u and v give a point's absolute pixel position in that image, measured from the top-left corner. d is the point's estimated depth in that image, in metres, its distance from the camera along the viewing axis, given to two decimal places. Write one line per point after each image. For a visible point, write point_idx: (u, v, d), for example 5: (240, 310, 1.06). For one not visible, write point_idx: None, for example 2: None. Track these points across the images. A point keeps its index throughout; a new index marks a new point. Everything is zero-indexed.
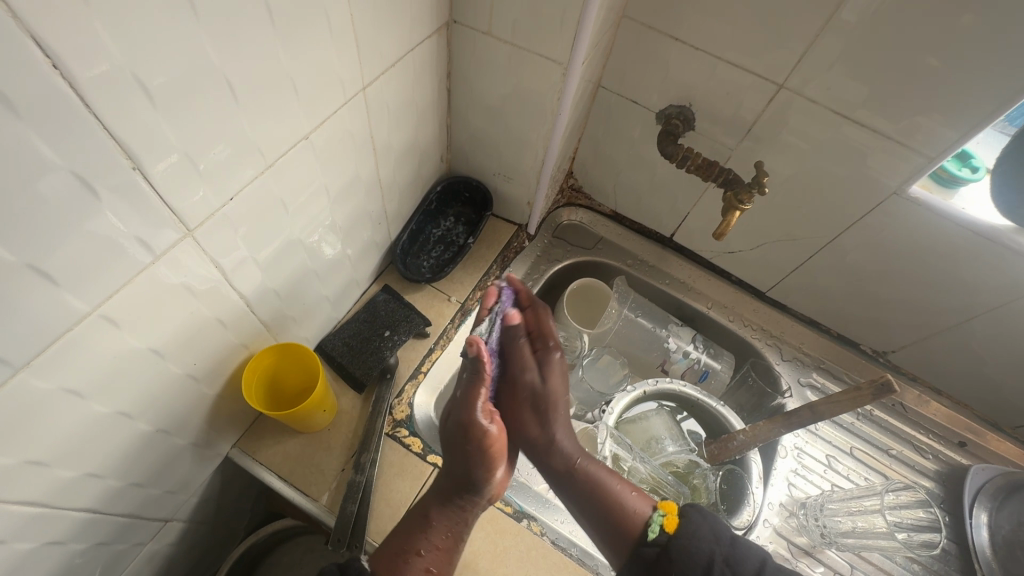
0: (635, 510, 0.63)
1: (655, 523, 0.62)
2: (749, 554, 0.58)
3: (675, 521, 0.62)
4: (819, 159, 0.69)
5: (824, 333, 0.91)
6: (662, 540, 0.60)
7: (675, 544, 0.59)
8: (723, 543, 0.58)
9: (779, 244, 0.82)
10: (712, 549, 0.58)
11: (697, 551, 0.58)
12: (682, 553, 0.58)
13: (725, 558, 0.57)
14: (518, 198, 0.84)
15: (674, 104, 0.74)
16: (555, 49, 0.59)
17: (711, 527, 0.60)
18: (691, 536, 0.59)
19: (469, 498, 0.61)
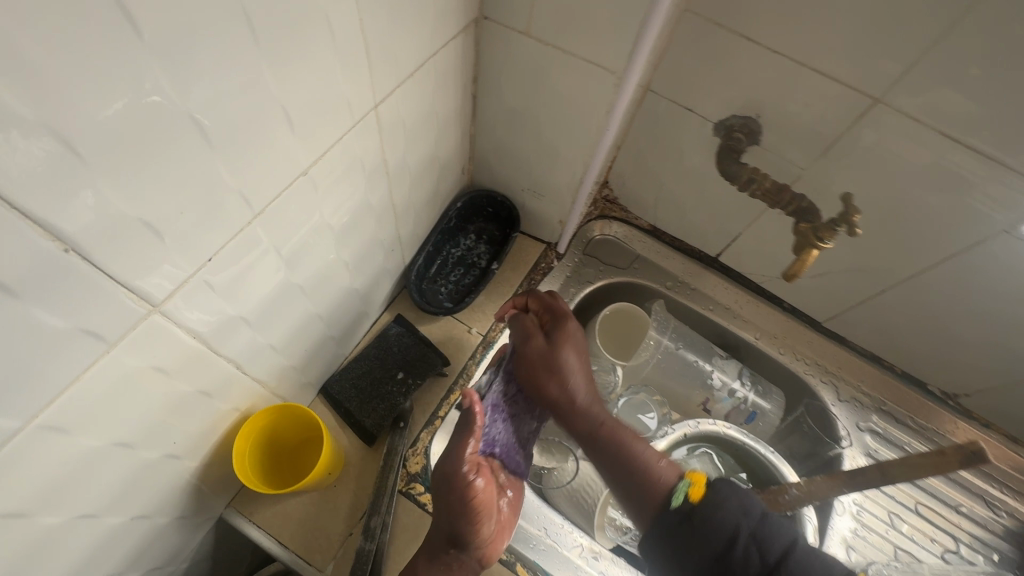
0: (661, 475, 0.52)
1: (679, 490, 0.50)
2: (781, 533, 0.45)
3: (701, 491, 0.49)
4: (912, 186, 0.58)
5: (886, 370, 0.81)
6: (682, 509, 0.48)
7: (698, 519, 0.47)
8: (752, 518, 0.46)
9: (846, 274, 0.72)
10: (738, 522, 0.46)
11: (724, 521, 0.46)
12: (706, 523, 0.46)
13: (753, 538, 0.45)
14: (548, 216, 0.74)
15: (737, 114, 0.63)
16: (607, 54, 0.48)
17: (739, 501, 0.47)
18: (716, 508, 0.47)
19: (459, 555, 0.52)
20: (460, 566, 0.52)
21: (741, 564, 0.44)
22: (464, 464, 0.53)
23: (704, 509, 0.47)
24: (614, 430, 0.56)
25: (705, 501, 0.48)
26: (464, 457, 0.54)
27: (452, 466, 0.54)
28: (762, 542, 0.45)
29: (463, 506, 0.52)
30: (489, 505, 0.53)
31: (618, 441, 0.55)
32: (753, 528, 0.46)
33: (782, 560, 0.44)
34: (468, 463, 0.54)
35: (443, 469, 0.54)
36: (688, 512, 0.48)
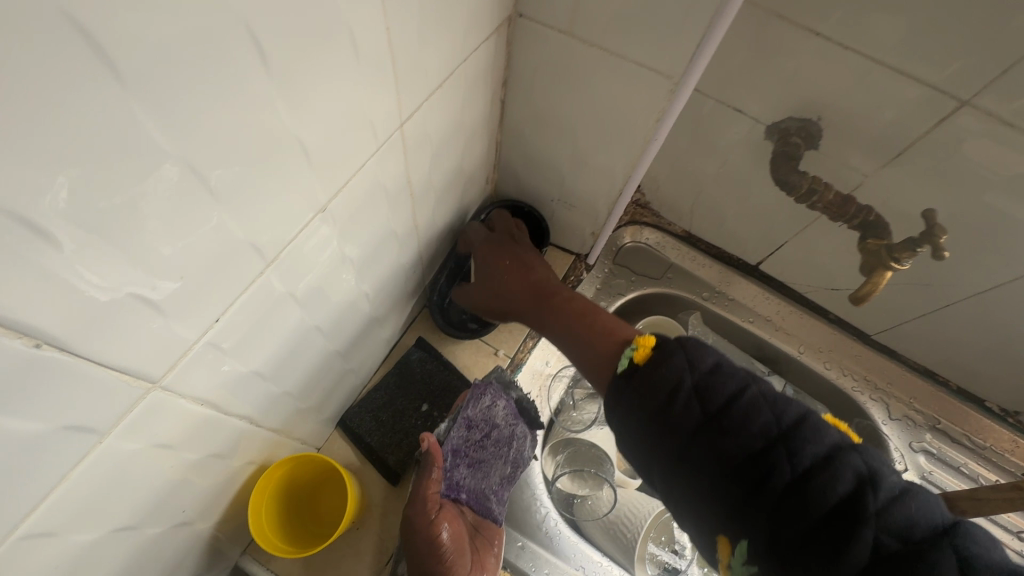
0: (609, 337, 0.45)
1: (624, 356, 0.41)
2: (731, 382, 0.35)
3: (647, 352, 0.39)
4: (998, 200, 0.52)
5: (941, 386, 0.75)
6: (625, 374, 0.40)
7: (637, 381, 0.38)
8: (698, 370, 0.36)
9: (904, 288, 0.66)
10: (678, 372, 0.36)
11: (662, 376, 0.37)
12: (647, 381, 0.37)
13: (697, 390, 0.36)
14: (579, 227, 0.68)
15: (795, 116, 0.56)
16: (662, 58, 0.42)
17: (683, 351, 0.37)
18: (658, 364, 0.37)
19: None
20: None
21: (681, 419, 0.35)
22: (429, 509, 0.51)
23: (646, 366, 0.38)
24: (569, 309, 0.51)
25: (651, 360, 0.38)
26: (425, 502, 0.51)
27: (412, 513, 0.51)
28: (708, 395, 0.35)
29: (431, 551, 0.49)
30: (458, 548, 0.49)
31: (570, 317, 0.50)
32: (700, 382, 0.36)
33: (732, 407, 0.34)
34: (432, 509, 0.51)
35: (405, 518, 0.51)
36: (632, 373, 0.39)
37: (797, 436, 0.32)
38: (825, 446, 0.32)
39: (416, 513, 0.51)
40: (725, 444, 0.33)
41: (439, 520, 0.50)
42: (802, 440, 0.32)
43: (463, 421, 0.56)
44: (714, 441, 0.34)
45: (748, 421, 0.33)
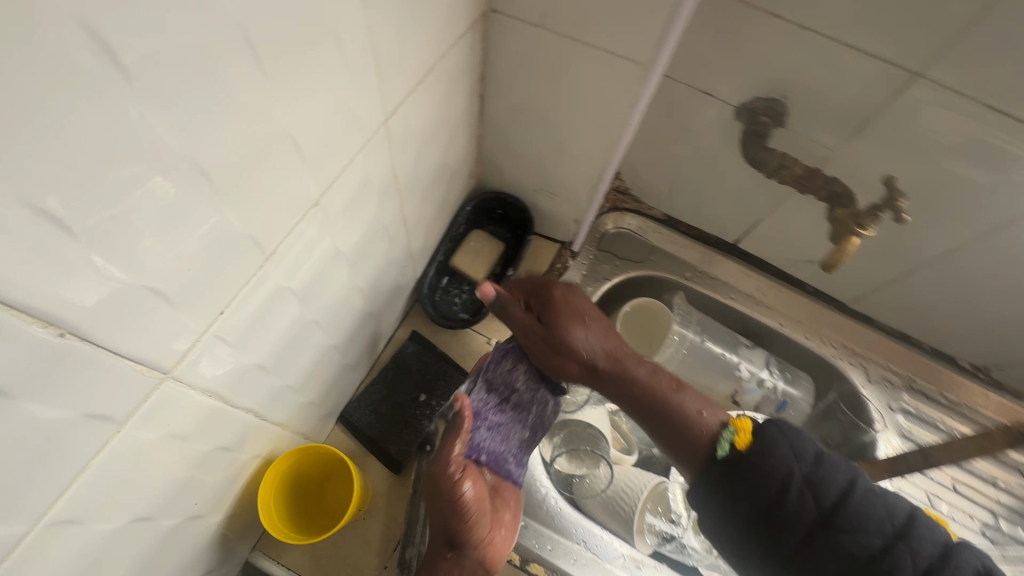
0: (699, 420, 0.48)
1: (724, 439, 0.45)
2: (837, 476, 0.42)
3: (749, 439, 0.45)
4: (955, 164, 0.55)
5: (915, 348, 0.79)
6: (732, 460, 0.44)
7: (746, 467, 0.43)
8: (806, 462, 0.42)
9: (874, 255, 0.69)
10: (790, 465, 0.42)
11: (772, 471, 0.42)
12: (758, 472, 0.42)
13: (807, 482, 0.41)
14: (563, 215, 0.70)
15: (761, 96, 0.59)
16: (630, 45, 0.44)
17: (791, 442, 0.43)
18: (767, 455, 0.42)
19: (456, 561, 0.49)
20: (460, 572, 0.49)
21: (799, 513, 0.41)
22: (451, 466, 0.51)
23: (755, 455, 0.43)
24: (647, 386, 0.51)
25: (757, 448, 0.43)
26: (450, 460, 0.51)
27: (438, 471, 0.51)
28: (821, 489, 0.41)
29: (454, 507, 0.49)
30: (481, 506, 0.50)
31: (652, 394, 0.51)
32: (811, 476, 0.42)
33: (841, 501, 0.40)
34: (453, 467, 0.51)
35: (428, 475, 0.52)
36: (739, 460, 0.44)
37: (893, 527, 0.39)
38: (931, 541, 0.39)
39: (441, 471, 0.50)
40: (829, 535, 0.40)
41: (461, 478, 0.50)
42: (899, 533, 0.39)
43: (483, 383, 0.57)
44: (822, 535, 0.40)
45: (865, 520, 0.40)
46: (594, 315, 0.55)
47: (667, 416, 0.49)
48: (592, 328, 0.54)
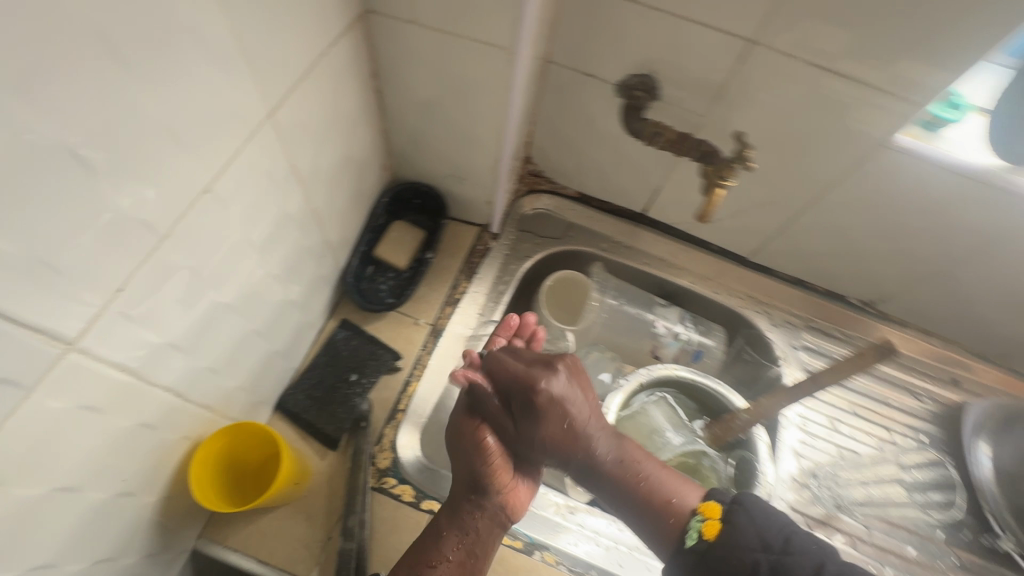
0: (675, 511, 0.56)
1: (694, 529, 0.55)
2: (795, 573, 0.49)
3: (716, 528, 0.54)
4: (801, 118, 0.62)
5: (811, 291, 0.87)
6: (700, 547, 0.54)
7: (715, 556, 0.53)
8: (774, 551, 0.51)
9: (758, 209, 0.77)
10: (757, 558, 0.51)
11: (740, 562, 0.51)
12: (726, 562, 0.52)
13: (774, 571, 0.50)
14: (475, 198, 0.75)
15: (634, 73, 0.66)
16: (493, 32, 0.50)
17: (759, 532, 0.52)
18: (735, 547, 0.52)
19: (479, 504, 0.58)
20: (482, 514, 0.58)
21: None
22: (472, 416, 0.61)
23: (720, 545, 0.53)
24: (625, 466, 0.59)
25: (721, 539, 0.53)
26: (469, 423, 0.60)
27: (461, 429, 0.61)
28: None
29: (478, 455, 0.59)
30: (499, 461, 0.59)
31: (629, 475, 0.59)
32: (777, 565, 0.50)
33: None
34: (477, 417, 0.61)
35: (453, 423, 0.62)
36: (705, 549, 0.54)
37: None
38: None
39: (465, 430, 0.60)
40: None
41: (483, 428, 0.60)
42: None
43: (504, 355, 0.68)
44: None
45: None
46: (589, 416, 0.60)
47: (648, 509, 0.57)
48: (588, 428, 0.59)
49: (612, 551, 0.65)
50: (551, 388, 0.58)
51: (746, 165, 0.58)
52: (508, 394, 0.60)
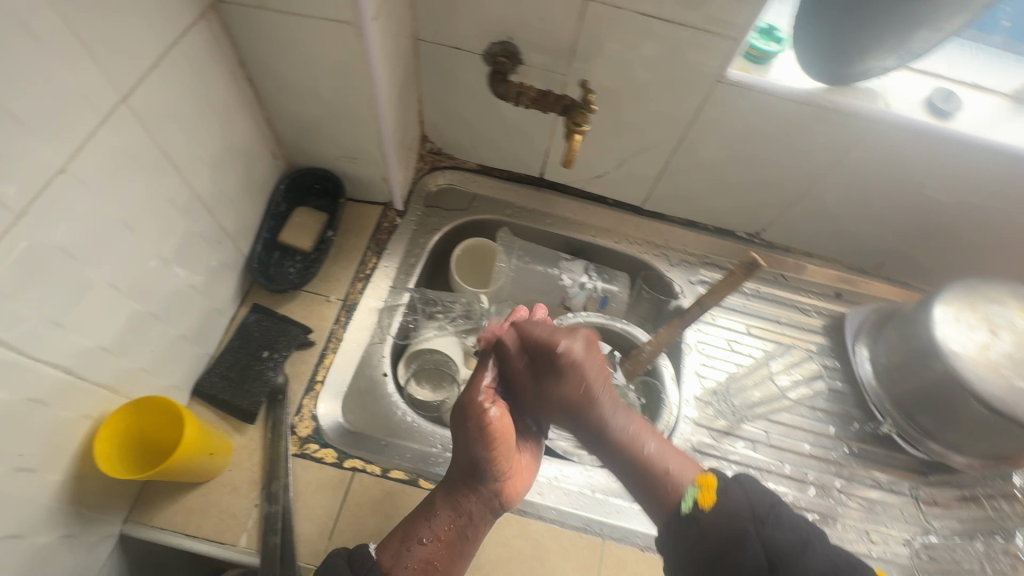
0: (676, 485, 0.59)
1: (690, 496, 0.57)
2: (779, 539, 0.52)
3: (711, 497, 0.57)
4: (646, 65, 0.69)
5: (702, 230, 0.94)
6: (695, 516, 0.56)
7: (705, 525, 0.55)
8: (762, 521, 0.54)
9: (636, 157, 0.83)
10: (745, 528, 0.53)
11: (729, 529, 0.54)
12: (717, 528, 0.54)
13: (760, 535, 0.53)
14: (371, 176, 0.79)
15: (495, 41, 0.71)
16: (336, 8, 0.54)
17: (751, 504, 0.55)
18: (726, 514, 0.55)
19: (474, 488, 0.61)
20: (476, 498, 0.61)
21: (748, 558, 0.52)
22: (480, 394, 0.62)
23: (712, 514, 0.56)
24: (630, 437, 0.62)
25: (713, 507, 0.56)
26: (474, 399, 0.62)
27: (466, 404, 0.62)
28: (771, 539, 0.52)
29: (482, 435, 0.61)
30: (499, 442, 0.61)
31: (634, 445, 0.62)
32: (762, 530, 0.53)
33: (782, 552, 0.51)
34: (483, 395, 0.62)
35: (460, 400, 0.64)
36: (699, 517, 0.56)
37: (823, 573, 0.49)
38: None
39: (472, 407, 0.62)
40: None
41: (489, 405, 0.62)
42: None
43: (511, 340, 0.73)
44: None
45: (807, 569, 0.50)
46: (600, 379, 0.62)
47: (648, 482, 0.60)
48: (597, 398, 0.62)
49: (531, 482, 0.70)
50: (573, 351, 0.62)
51: (592, 110, 0.64)
52: (536, 356, 0.63)
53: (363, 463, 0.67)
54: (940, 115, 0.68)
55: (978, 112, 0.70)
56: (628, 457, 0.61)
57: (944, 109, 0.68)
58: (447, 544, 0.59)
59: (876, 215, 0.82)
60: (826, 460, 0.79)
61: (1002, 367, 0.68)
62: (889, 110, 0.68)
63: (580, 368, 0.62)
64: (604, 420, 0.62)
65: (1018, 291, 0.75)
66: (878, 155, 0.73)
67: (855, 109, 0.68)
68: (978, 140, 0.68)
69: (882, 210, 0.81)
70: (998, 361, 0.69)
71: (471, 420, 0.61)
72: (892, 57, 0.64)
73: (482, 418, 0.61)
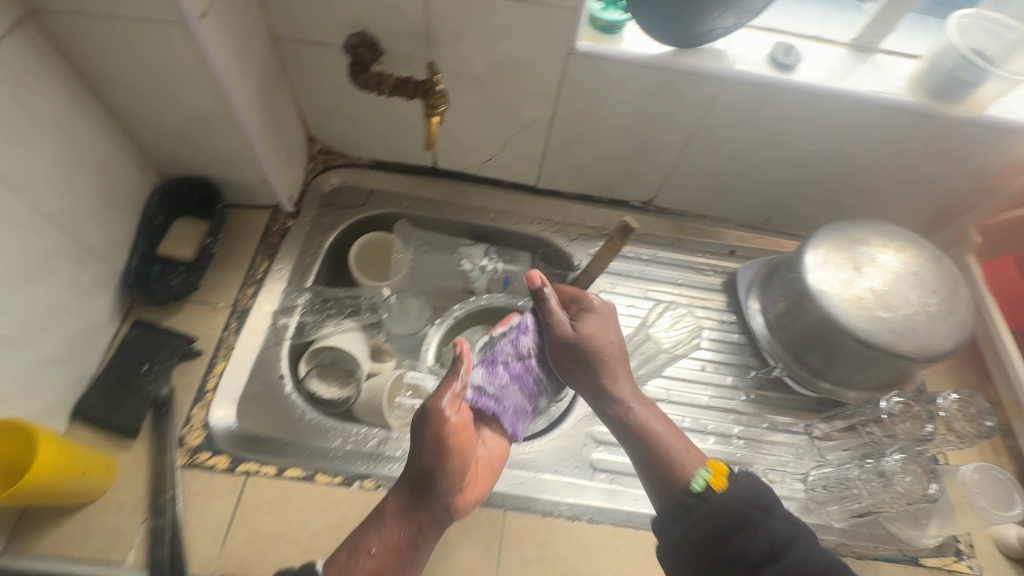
0: (686, 464, 0.59)
1: (700, 478, 0.57)
2: (783, 528, 0.53)
3: (722, 481, 0.56)
4: (501, 44, 0.70)
5: (598, 204, 0.96)
6: (704, 495, 0.56)
7: (717, 505, 0.55)
8: (768, 513, 0.54)
9: (518, 137, 0.85)
10: (752, 515, 0.54)
11: (738, 514, 0.54)
12: (726, 510, 0.54)
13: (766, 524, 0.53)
14: (249, 180, 0.79)
15: (352, 33, 0.71)
16: (157, 8, 0.54)
17: (756, 494, 0.56)
18: (737, 500, 0.55)
19: (430, 501, 0.59)
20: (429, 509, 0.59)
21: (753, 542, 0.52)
22: (444, 400, 0.59)
23: (724, 497, 0.55)
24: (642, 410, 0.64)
25: (723, 492, 0.55)
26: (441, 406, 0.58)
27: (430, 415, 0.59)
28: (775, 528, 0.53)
29: (438, 445, 0.58)
30: (459, 452, 0.59)
31: (646, 417, 0.64)
32: (767, 516, 0.54)
33: (784, 539, 0.53)
34: (445, 403, 0.59)
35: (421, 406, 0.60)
36: (709, 497, 0.56)
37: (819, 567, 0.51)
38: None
39: (435, 416, 0.58)
40: (770, 568, 0.51)
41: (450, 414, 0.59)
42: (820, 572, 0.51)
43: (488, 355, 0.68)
44: (766, 564, 0.52)
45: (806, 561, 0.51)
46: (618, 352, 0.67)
47: (659, 455, 0.60)
48: (618, 370, 0.66)
49: None
50: (597, 320, 0.67)
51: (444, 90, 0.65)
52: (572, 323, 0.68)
53: (257, 466, 0.66)
54: (783, 69, 0.72)
55: (820, 64, 0.73)
56: (638, 432, 0.63)
57: (785, 63, 0.71)
58: (394, 553, 0.57)
59: (750, 171, 0.86)
60: (727, 410, 0.82)
61: (866, 301, 0.72)
62: (735, 68, 0.71)
63: (605, 331, 0.67)
64: (618, 393, 0.65)
65: (881, 229, 0.79)
66: (736, 112, 0.76)
67: (702, 70, 0.71)
68: (820, 89, 0.72)
69: (755, 165, 0.85)
70: (862, 296, 0.72)
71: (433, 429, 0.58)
72: (728, 15, 0.65)
73: (444, 430, 0.58)
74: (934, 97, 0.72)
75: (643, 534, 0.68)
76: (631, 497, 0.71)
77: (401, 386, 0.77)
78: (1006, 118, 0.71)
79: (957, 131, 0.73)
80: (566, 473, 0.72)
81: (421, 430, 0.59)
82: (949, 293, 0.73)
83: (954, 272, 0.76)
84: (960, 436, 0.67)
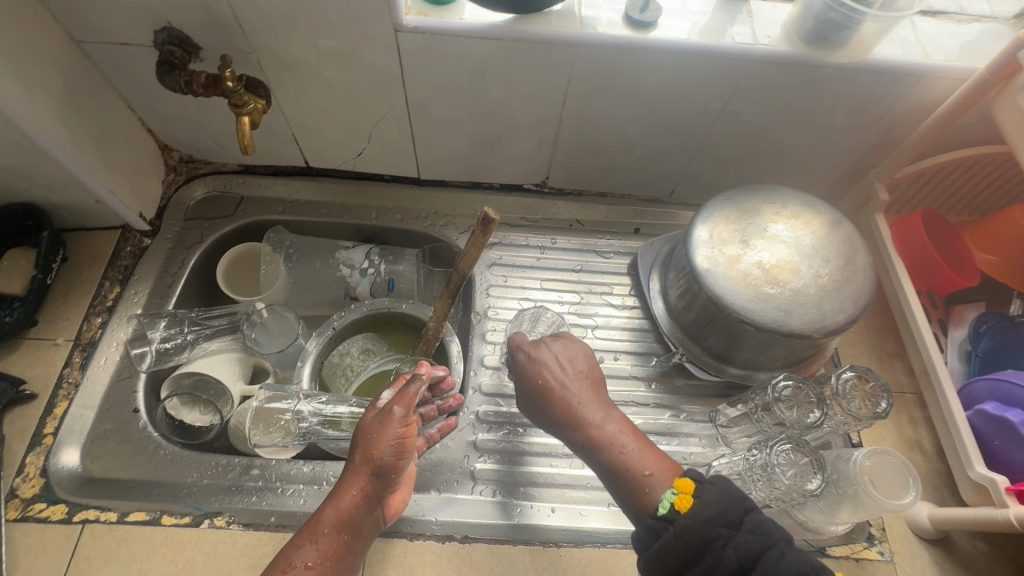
0: (650, 490, 0.51)
1: (665, 500, 0.49)
2: (752, 543, 0.44)
3: (688, 501, 0.47)
4: (322, 28, 0.63)
5: (488, 190, 0.89)
6: (669, 519, 0.47)
7: (683, 530, 0.46)
8: (735, 526, 0.45)
9: (380, 127, 0.78)
10: (719, 534, 0.45)
11: (701, 538, 0.45)
12: (691, 535, 0.45)
13: (735, 549, 0.44)
14: (82, 201, 0.73)
15: (158, 29, 0.64)
16: None
17: (726, 509, 0.46)
18: (701, 522, 0.45)
19: (373, 504, 0.55)
20: (369, 512, 0.54)
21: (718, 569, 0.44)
22: (404, 407, 0.55)
23: (691, 520, 0.46)
24: (611, 434, 0.55)
25: (688, 513, 0.46)
26: (405, 404, 0.55)
27: (389, 410, 0.55)
28: (741, 550, 0.44)
29: (398, 450, 0.53)
30: (412, 454, 0.55)
31: (619, 442, 0.54)
32: (731, 535, 0.45)
33: (750, 560, 0.44)
34: (405, 409, 0.55)
35: (380, 409, 0.56)
36: (674, 521, 0.47)
37: None
38: None
39: (395, 413, 0.54)
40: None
41: (407, 418, 0.55)
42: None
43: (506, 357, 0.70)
44: None
45: None
46: (559, 383, 0.59)
47: (625, 490, 0.52)
48: (575, 400, 0.57)
49: (296, 492, 0.65)
50: (525, 362, 0.61)
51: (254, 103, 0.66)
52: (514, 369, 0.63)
53: (96, 512, 0.62)
54: (640, 28, 0.65)
55: (684, 19, 0.66)
56: (607, 469, 0.54)
57: (641, 20, 0.64)
58: (332, 562, 0.52)
59: (638, 142, 0.79)
60: (626, 402, 0.77)
61: (752, 277, 0.66)
62: (585, 30, 0.64)
63: (534, 365, 0.60)
64: (572, 421, 0.57)
65: (775, 195, 0.72)
66: (600, 80, 0.69)
67: (549, 36, 0.63)
68: (686, 45, 0.64)
69: (640, 136, 0.78)
70: (748, 271, 0.66)
71: (389, 427, 0.54)
72: None
73: (404, 428, 0.54)
74: (811, 44, 0.64)
75: (520, 549, 0.64)
76: (511, 508, 0.66)
77: (270, 414, 0.69)
78: (893, 61, 0.64)
79: (844, 81, 0.66)
80: (445, 489, 0.67)
81: (375, 427, 0.54)
82: (844, 260, 0.67)
83: (852, 236, 0.69)
84: (856, 417, 0.61)
